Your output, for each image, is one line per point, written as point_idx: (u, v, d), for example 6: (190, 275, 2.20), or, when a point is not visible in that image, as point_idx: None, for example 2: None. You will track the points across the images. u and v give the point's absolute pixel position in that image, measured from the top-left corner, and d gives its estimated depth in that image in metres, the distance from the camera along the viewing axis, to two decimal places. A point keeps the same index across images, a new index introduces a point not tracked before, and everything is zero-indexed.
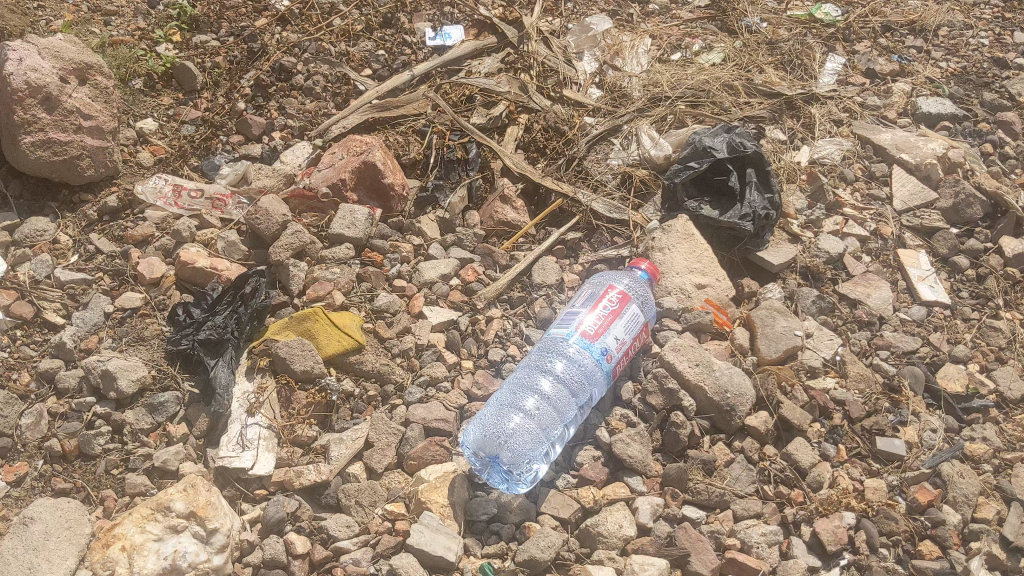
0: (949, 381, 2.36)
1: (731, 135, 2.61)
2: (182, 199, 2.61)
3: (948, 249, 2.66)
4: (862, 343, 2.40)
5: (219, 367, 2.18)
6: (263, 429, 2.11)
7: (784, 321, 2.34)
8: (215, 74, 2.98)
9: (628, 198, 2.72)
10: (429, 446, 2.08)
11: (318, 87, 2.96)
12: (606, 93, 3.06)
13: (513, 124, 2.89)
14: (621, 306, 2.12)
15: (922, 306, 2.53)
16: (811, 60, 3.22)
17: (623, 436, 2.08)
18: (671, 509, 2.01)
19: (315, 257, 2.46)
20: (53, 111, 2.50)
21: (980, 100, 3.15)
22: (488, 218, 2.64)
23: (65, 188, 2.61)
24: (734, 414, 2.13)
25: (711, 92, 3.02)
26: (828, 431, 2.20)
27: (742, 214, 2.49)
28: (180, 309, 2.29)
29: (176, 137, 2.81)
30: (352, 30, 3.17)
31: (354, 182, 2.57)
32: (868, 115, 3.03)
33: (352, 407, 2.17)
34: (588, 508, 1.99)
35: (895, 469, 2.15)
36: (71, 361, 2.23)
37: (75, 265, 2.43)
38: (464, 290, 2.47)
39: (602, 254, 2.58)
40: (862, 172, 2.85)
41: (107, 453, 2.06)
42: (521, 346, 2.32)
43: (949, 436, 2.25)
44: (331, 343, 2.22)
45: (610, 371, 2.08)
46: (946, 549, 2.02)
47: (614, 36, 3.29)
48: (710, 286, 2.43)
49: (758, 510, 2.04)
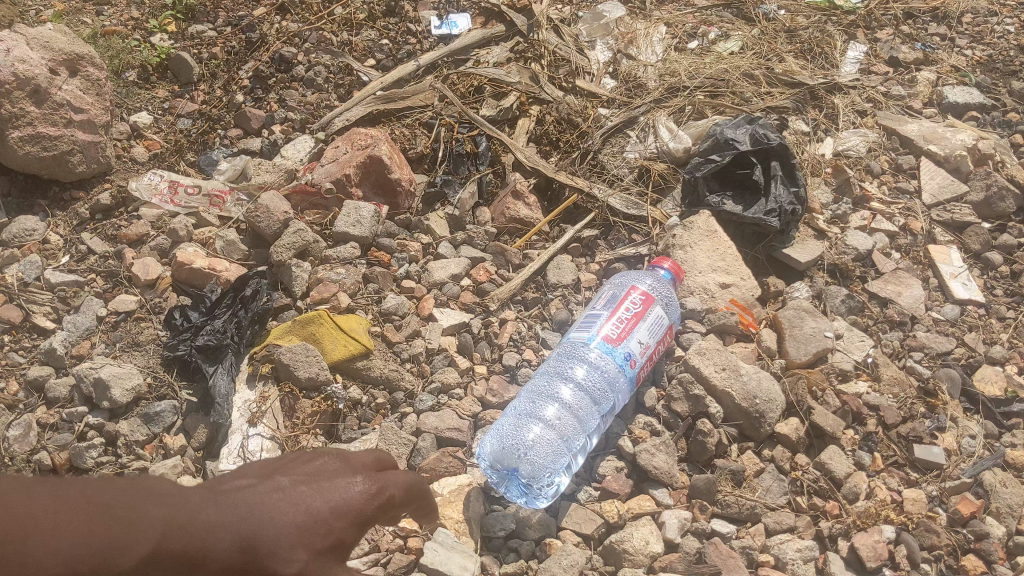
0: (986, 384, 2.25)
1: (754, 126, 2.48)
2: (178, 196, 2.47)
3: (981, 244, 2.54)
4: (894, 344, 2.29)
5: (218, 374, 2.05)
6: (265, 440, 1.99)
7: (814, 321, 2.23)
8: (212, 65, 2.86)
9: (646, 193, 2.60)
10: (442, 457, 1.95)
11: (320, 78, 2.84)
12: (621, 84, 2.94)
13: (524, 117, 2.76)
14: (644, 308, 2.00)
15: (955, 304, 2.42)
16: (833, 48, 3.09)
17: (649, 446, 1.96)
18: (699, 523, 1.89)
19: (318, 256, 2.33)
20: (43, 105, 2.37)
21: (1008, 89, 3.03)
22: (499, 215, 2.52)
23: (55, 185, 2.49)
24: (763, 421, 2.02)
25: (731, 81, 2.90)
26: (862, 438, 2.09)
27: (767, 210, 2.37)
28: (178, 313, 2.18)
29: (172, 132, 2.69)
30: (354, 19, 3.04)
31: (358, 178, 2.46)
32: (893, 105, 2.91)
33: (359, 416, 2.05)
34: (613, 523, 1.87)
35: (934, 479, 2.04)
36: (61, 368, 2.11)
37: (67, 266, 2.31)
38: (476, 290, 2.35)
39: (620, 252, 2.46)
40: (888, 165, 2.73)
41: (100, 466, 1.94)
42: (537, 351, 2.21)
43: (989, 443, 2.14)
44: (337, 349, 2.09)
45: (633, 376, 1.97)
46: (992, 565, 1.92)
47: (628, 25, 3.17)
48: (735, 286, 2.31)
49: (792, 524, 1.93)
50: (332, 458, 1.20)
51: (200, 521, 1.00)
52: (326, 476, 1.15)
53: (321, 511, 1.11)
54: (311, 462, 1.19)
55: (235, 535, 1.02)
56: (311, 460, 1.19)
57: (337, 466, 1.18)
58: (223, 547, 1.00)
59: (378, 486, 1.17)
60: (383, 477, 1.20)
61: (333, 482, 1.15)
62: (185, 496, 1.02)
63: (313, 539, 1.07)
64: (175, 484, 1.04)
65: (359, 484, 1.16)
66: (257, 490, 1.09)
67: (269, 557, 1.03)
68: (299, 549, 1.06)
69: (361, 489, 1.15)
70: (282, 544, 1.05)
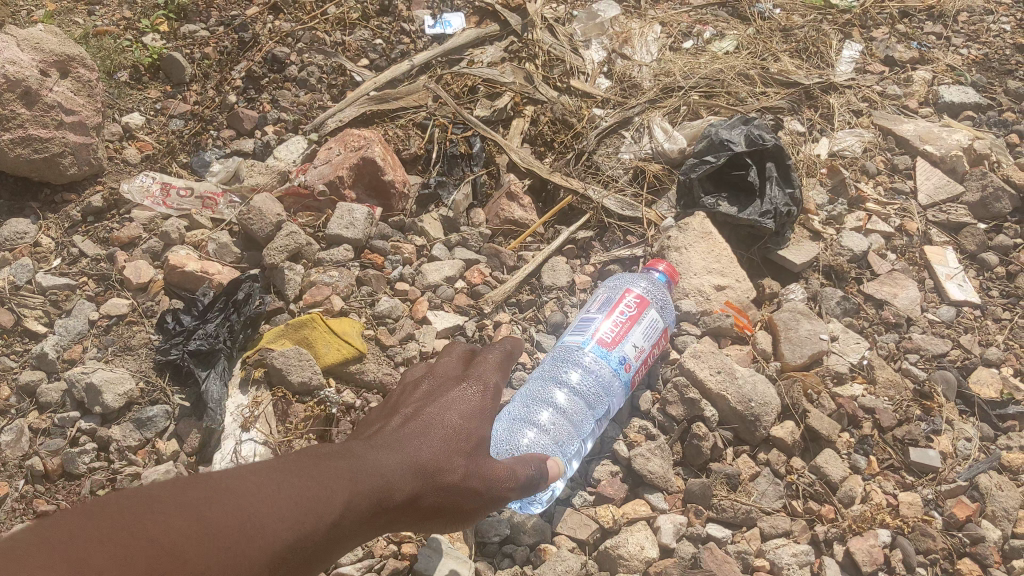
0: (982, 386, 2.24)
1: (749, 127, 2.48)
2: (170, 199, 2.46)
3: (977, 245, 2.53)
4: (891, 346, 2.28)
5: (211, 379, 2.03)
6: (259, 445, 1.98)
7: (809, 324, 2.22)
8: (204, 66, 2.84)
9: (641, 194, 2.60)
10: None
11: (313, 79, 2.82)
12: (616, 84, 2.93)
13: (519, 117, 2.76)
14: (639, 311, 1.99)
15: (951, 306, 2.41)
16: (828, 48, 3.08)
17: (644, 450, 1.95)
18: (695, 528, 1.88)
19: (311, 258, 2.32)
20: (34, 107, 2.36)
21: (1004, 88, 3.03)
22: (493, 216, 2.51)
23: (47, 187, 2.47)
24: (758, 425, 2.01)
25: (726, 81, 2.89)
26: (857, 441, 2.08)
27: (762, 211, 2.37)
28: (169, 317, 2.15)
29: (164, 133, 2.67)
30: (347, 18, 3.02)
31: (352, 179, 2.43)
32: (888, 105, 2.90)
33: (353, 421, 2.04)
34: (608, 528, 1.87)
35: (930, 482, 2.04)
36: (53, 372, 2.09)
37: (59, 270, 2.30)
38: (470, 293, 2.34)
39: (615, 254, 2.45)
40: (883, 165, 2.72)
41: (92, 472, 1.93)
42: (532, 354, 2.19)
43: (985, 445, 2.14)
44: (330, 352, 2.08)
45: (628, 380, 1.95)
46: (988, 568, 1.92)
47: (623, 24, 3.15)
48: (731, 288, 2.31)
49: (788, 528, 1.92)
50: (431, 385, 1.58)
51: (382, 456, 1.33)
52: (438, 411, 1.48)
53: (455, 420, 1.47)
54: (425, 395, 1.55)
55: (407, 462, 1.35)
56: (418, 388, 1.57)
57: (443, 388, 1.56)
58: (407, 470, 1.34)
59: (482, 384, 1.57)
60: (480, 376, 1.60)
61: (450, 397, 1.52)
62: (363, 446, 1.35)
63: (460, 446, 1.43)
64: (345, 441, 1.35)
65: (468, 389, 1.55)
66: (400, 433, 1.41)
67: (436, 472, 1.38)
68: (452, 460, 1.41)
69: (474, 395, 1.54)
70: (441, 457, 1.40)
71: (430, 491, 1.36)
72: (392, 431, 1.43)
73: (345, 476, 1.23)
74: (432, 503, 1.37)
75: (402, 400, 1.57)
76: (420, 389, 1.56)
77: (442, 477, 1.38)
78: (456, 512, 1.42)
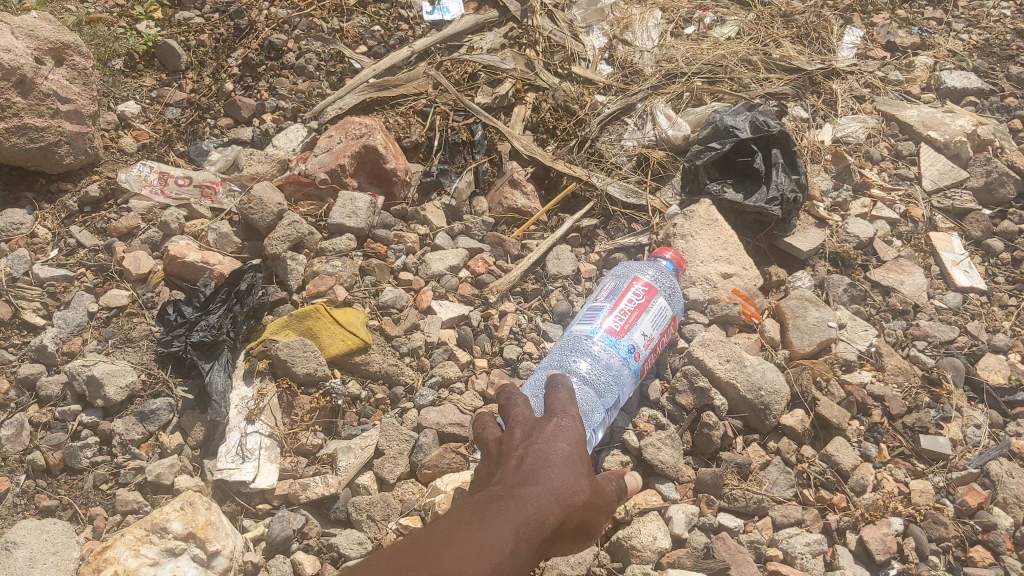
0: (990, 372, 2.24)
1: (754, 113, 2.44)
2: (168, 187, 2.42)
3: (982, 231, 2.53)
4: (898, 333, 2.27)
5: (215, 371, 2.01)
6: (264, 438, 1.94)
7: (817, 311, 2.20)
8: (200, 53, 2.80)
9: (645, 181, 2.57)
10: (445, 454, 1.92)
11: (311, 66, 2.79)
12: (617, 70, 2.91)
13: (520, 104, 2.73)
14: (648, 299, 1.97)
15: (957, 292, 2.41)
16: (830, 33, 3.06)
17: (655, 440, 1.93)
18: (706, 518, 1.86)
19: (314, 248, 2.29)
20: (29, 96, 2.31)
21: (1005, 74, 3.02)
22: (497, 205, 2.48)
23: (42, 177, 2.43)
24: (768, 413, 1.99)
25: (729, 67, 2.87)
26: (867, 429, 2.07)
27: (768, 198, 2.34)
28: (170, 308, 2.12)
29: (160, 121, 2.63)
30: (344, 5, 2.98)
31: (353, 168, 2.40)
32: (891, 90, 2.89)
33: (358, 412, 2.02)
34: (619, 519, 1.83)
35: (940, 469, 2.03)
36: (53, 365, 2.06)
37: (56, 261, 2.26)
38: (474, 282, 2.31)
39: (620, 242, 2.43)
40: (887, 151, 2.71)
41: (95, 466, 1.90)
42: (538, 343, 2.17)
43: (994, 432, 2.13)
44: (335, 343, 2.05)
45: (637, 368, 1.94)
46: (1000, 556, 1.91)
47: (623, 9, 3.12)
48: (737, 275, 2.29)
49: (800, 517, 1.90)
50: (522, 426, 1.50)
51: (524, 499, 1.30)
52: (546, 448, 1.43)
53: (566, 448, 1.45)
54: (525, 432, 1.48)
55: (549, 498, 1.33)
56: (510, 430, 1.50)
57: (537, 426, 1.49)
58: (554, 505, 1.32)
59: (566, 413, 1.52)
60: (561, 405, 1.54)
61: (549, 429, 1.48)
62: (494, 500, 1.30)
63: (580, 470, 1.40)
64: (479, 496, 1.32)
65: (562, 422, 1.49)
66: (522, 472, 1.37)
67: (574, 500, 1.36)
68: (577, 488, 1.38)
69: (570, 424, 1.49)
70: (572, 484, 1.38)
71: (573, 518, 1.35)
72: (512, 471, 1.38)
73: (500, 530, 1.21)
74: (571, 530, 1.36)
75: (494, 449, 1.49)
76: (517, 430, 1.48)
77: (577, 505, 1.36)
78: (587, 529, 1.41)
